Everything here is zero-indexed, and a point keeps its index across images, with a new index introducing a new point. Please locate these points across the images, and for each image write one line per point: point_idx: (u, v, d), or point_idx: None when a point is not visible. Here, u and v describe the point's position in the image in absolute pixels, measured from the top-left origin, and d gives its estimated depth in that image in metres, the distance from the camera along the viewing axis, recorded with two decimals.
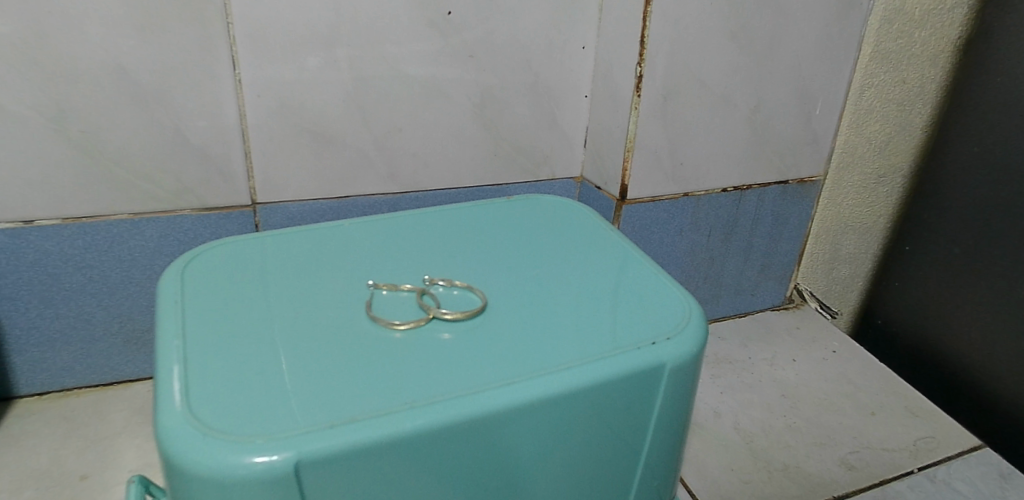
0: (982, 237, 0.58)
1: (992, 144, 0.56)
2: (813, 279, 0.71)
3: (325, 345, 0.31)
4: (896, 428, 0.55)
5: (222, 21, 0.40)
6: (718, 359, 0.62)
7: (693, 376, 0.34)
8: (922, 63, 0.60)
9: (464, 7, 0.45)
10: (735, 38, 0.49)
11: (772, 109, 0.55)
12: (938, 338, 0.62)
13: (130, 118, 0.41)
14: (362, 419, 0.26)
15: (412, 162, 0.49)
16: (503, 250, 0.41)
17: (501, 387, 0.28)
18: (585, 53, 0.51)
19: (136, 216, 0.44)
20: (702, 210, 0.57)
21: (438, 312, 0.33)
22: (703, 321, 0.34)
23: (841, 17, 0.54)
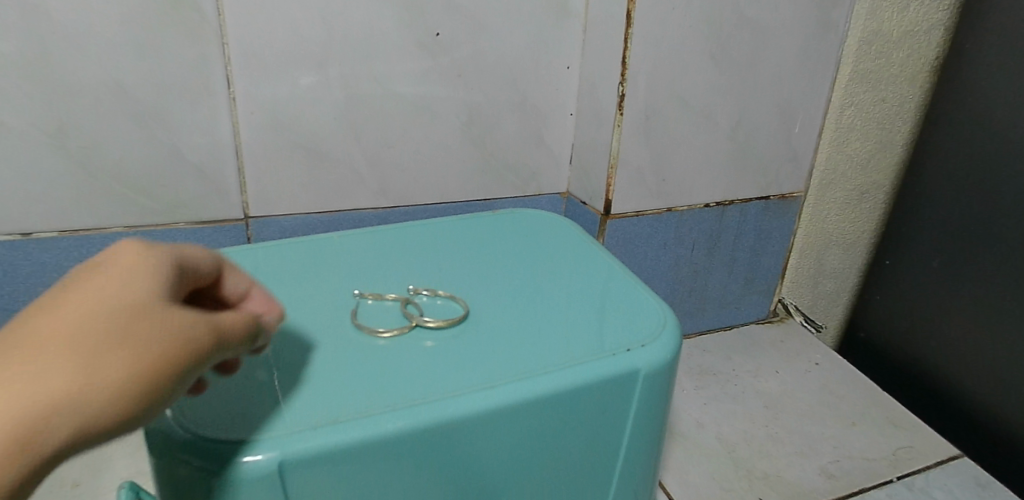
0: (959, 250, 0.60)
1: (968, 159, 0.58)
2: (799, 293, 0.72)
3: (312, 352, 0.32)
4: (876, 438, 0.56)
5: (217, 41, 0.41)
6: (702, 371, 0.63)
7: (668, 382, 0.35)
8: (899, 84, 0.62)
9: (452, 29, 0.47)
10: (714, 59, 0.51)
11: (753, 127, 0.57)
12: (920, 351, 0.64)
13: (128, 134, 0.42)
14: (345, 421, 0.27)
15: (401, 178, 0.51)
16: (490, 261, 0.43)
17: (480, 391, 0.29)
18: (570, 73, 0.53)
19: (131, 229, 0.45)
20: (686, 225, 0.59)
21: (419, 322, 0.34)
22: (677, 329, 0.36)
23: (817, 39, 0.56)
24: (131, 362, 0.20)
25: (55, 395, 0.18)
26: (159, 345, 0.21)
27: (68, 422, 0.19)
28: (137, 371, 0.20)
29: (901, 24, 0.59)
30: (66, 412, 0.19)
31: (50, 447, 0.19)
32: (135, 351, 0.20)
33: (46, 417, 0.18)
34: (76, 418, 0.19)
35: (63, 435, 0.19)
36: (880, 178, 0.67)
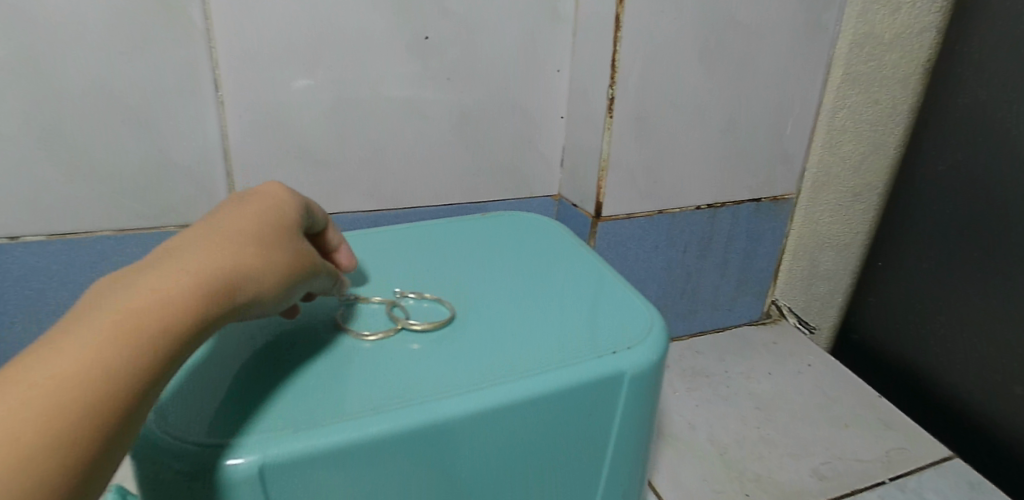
0: (950, 252, 0.60)
1: (959, 162, 0.58)
2: (792, 295, 0.72)
3: (295, 357, 0.32)
4: (869, 440, 0.56)
5: (205, 45, 0.41)
6: (695, 373, 0.63)
7: (654, 385, 0.35)
8: (893, 85, 0.61)
9: (441, 32, 0.47)
10: (704, 61, 0.51)
11: (743, 130, 0.57)
12: (913, 352, 0.64)
13: (115, 137, 0.42)
14: (327, 424, 0.27)
15: (391, 181, 0.51)
16: (478, 264, 0.43)
17: (464, 395, 0.29)
18: (561, 76, 0.53)
19: (120, 232, 0.45)
20: (677, 227, 0.59)
21: (403, 325, 0.35)
22: (664, 332, 0.36)
23: (808, 42, 0.56)
24: (286, 262, 0.28)
25: (247, 266, 0.25)
26: (298, 256, 0.29)
27: (254, 288, 0.25)
28: (288, 270, 0.27)
29: (893, 26, 0.59)
30: (251, 280, 0.25)
31: (237, 309, 0.24)
32: (287, 256, 0.28)
33: (241, 278, 0.25)
34: (255, 287, 0.25)
35: (244, 298, 0.25)
36: (874, 180, 0.66)
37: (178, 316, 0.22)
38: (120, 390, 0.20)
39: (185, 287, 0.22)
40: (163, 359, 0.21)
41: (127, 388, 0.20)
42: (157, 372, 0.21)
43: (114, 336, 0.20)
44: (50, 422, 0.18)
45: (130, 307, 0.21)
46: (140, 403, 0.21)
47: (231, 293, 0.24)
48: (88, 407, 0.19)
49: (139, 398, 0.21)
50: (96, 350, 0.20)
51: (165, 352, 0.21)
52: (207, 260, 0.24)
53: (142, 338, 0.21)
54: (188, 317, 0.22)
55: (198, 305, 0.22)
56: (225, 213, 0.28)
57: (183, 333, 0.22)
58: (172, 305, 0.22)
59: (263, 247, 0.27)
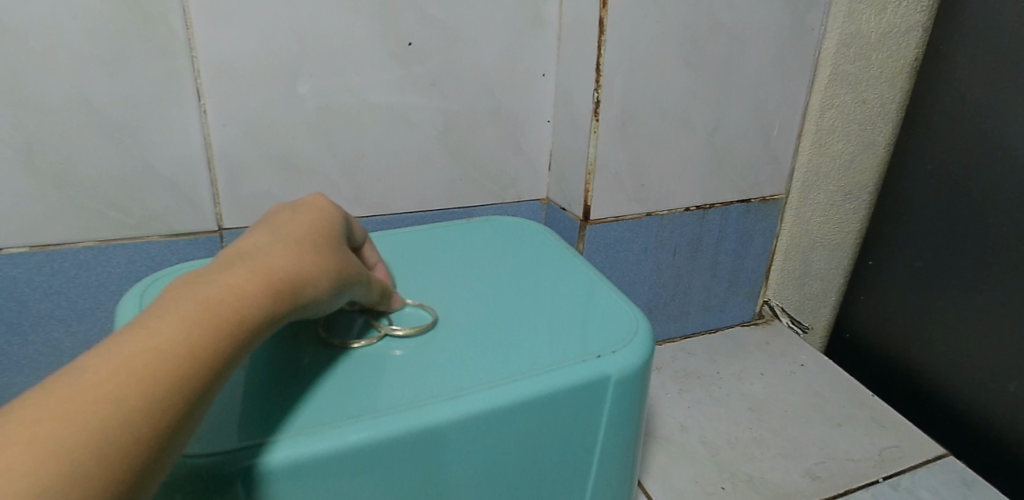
0: (940, 249, 0.60)
1: (947, 160, 0.58)
2: (785, 295, 0.72)
3: (276, 365, 0.31)
4: (861, 439, 0.56)
5: (186, 55, 0.42)
6: (687, 374, 0.63)
7: (640, 388, 0.35)
8: (880, 85, 0.61)
9: (424, 39, 0.47)
10: (689, 64, 0.52)
11: (730, 131, 0.57)
12: (904, 350, 0.64)
13: (96, 148, 0.42)
14: (308, 433, 0.27)
15: (378, 187, 0.51)
16: (466, 270, 0.43)
17: (448, 400, 0.29)
18: (546, 80, 0.53)
19: (103, 243, 0.45)
20: (666, 229, 0.59)
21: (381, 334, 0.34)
22: (649, 334, 0.36)
23: (793, 43, 0.57)
24: (338, 271, 0.30)
25: (308, 272, 0.27)
26: (348, 269, 0.31)
27: (313, 293, 0.27)
28: (340, 279, 0.29)
29: (879, 26, 0.59)
30: (312, 285, 0.27)
31: (298, 310, 0.26)
32: (340, 267, 0.30)
33: (304, 283, 0.26)
34: (313, 292, 0.27)
35: (305, 302, 0.27)
36: (864, 179, 0.66)
37: (254, 312, 0.23)
38: (207, 370, 0.21)
39: (259, 284, 0.24)
40: (238, 351, 0.23)
41: (212, 370, 0.21)
42: (232, 361, 0.22)
43: (204, 320, 0.21)
44: (158, 383, 0.19)
45: (215, 298, 0.22)
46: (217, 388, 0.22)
47: (297, 295, 0.26)
48: (179, 380, 0.20)
49: (218, 383, 0.22)
50: (188, 330, 0.21)
51: (240, 344, 0.23)
52: (275, 263, 0.26)
53: (226, 325, 0.22)
54: (261, 314, 0.24)
55: (269, 303, 0.24)
56: (286, 226, 0.30)
57: (256, 329, 0.23)
58: (250, 299, 0.23)
59: (321, 257, 0.29)
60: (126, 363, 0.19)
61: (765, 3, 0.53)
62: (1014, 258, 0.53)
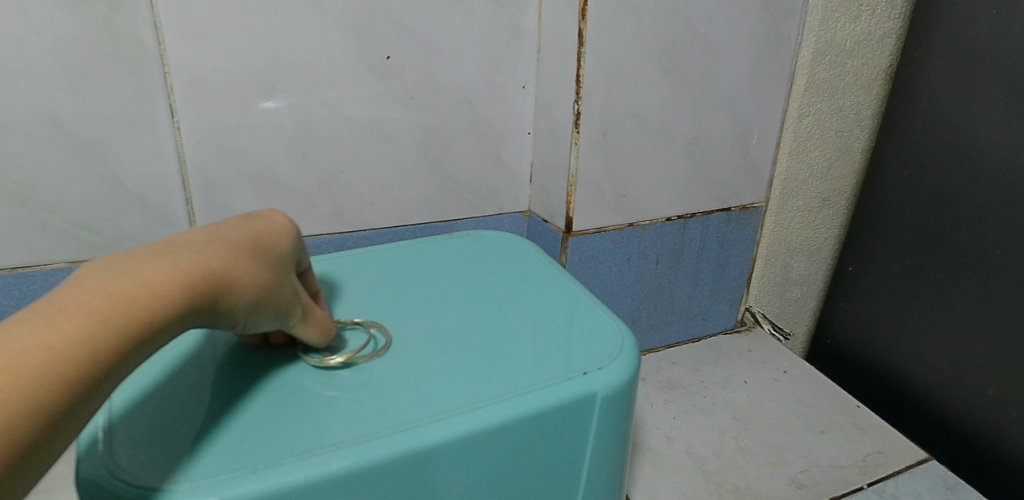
0: (917, 255, 0.61)
1: (921, 168, 0.59)
2: (765, 302, 0.72)
3: (258, 395, 0.31)
4: (845, 445, 0.57)
5: (158, 71, 0.41)
6: (671, 385, 0.63)
7: (627, 403, 0.35)
8: (856, 92, 0.63)
9: (403, 52, 0.47)
10: (668, 75, 0.52)
11: (709, 141, 0.57)
12: (884, 355, 0.65)
13: (65, 168, 0.41)
14: (286, 462, 0.26)
15: (357, 202, 0.50)
16: (447, 287, 0.42)
17: (431, 423, 0.29)
18: (526, 92, 0.53)
19: (73, 265, 0.43)
20: (648, 240, 0.59)
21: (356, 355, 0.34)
22: (635, 349, 0.36)
23: (769, 53, 0.57)
24: (268, 281, 0.29)
25: (232, 278, 0.27)
26: (284, 287, 0.30)
27: (234, 302, 0.27)
28: (269, 291, 0.29)
29: (853, 34, 0.60)
30: (237, 294, 0.27)
31: (214, 316, 0.26)
32: (277, 284, 0.30)
33: (228, 290, 0.26)
34: (237, 301, 0.27)
35: (224, 309, 0.26)
36: (842, 185, 0.67)
37: (167, 314, 0.23)
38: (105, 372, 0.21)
39: (179, 283, 0.24)
40: (140, 351, 0.23)
41: (110, 371, 0.21)
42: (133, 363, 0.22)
43: (111, 321, 0.21)
44: (45, 382, 0.19)
45: (124, 298, 0.22)
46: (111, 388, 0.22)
47: (218, 301, 0.26)
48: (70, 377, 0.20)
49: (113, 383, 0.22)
50: (90, 331, 0.21)
51: (146, 345, 0.23)
52: (203, 263, 0.26)
53: (134, 328, 0.22)
54: (174, 316, 0.24)
55: (185, 304, 0.24)
56: (228, 230, 0.30)
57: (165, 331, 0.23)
58: (164, 300, 0.23)
59: (259, 268, 0.29)
60: (17, 359, 0.19)
61: (741, 15, 0.53)
62: (991, 264, 0.54)
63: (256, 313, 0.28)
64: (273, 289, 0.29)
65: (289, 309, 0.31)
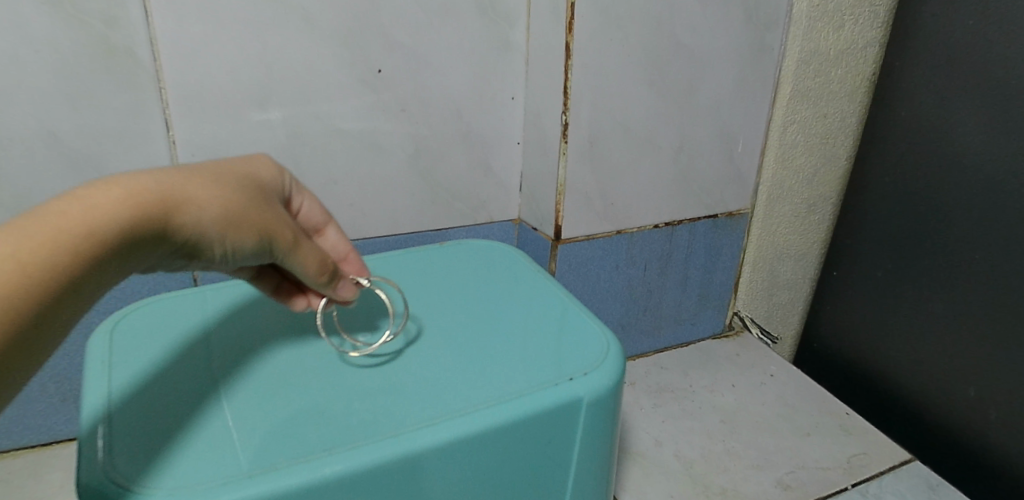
0: (899, 260, 0.62)
1: (902, 175, 0.61)
2: (753, 306, 0.73)
3: (255, 401, 0.31)
4: (830, 447, 0.58)
5: (154, 87, 0.42)
6: (660, 389, 0.64)
7: (613, 408, 0.36)
8: (840, 100, 0.64)
9: (393, 66, 0.48)
10: (654, 86, 0.53)
11: (695, 150, 0.59)
12: (869, 357, 0.66)
13: (62, 182, 0.41)
14: (281, 467, 0.27)
15: (349, 212, 0.51)
16: (441, 295, 0.43)
17: (422, 428, 0.30)
18: (515, 103, 0.54)
19: None
20: (636, 247, 0.60)
21: (391, 327, 0.39)
22: (620, 355, 0.37)
23: (754, 63, 0.59)
24: (239, 199, 0.27)
25: (188, 192, 0.25)
26: (265, 209, 0.29)
27: (194, 217, 0.25)
28: (240, 209, 0.27)
29: (836, 43, 0.61)
30: (199, 209, 0.26)
31: (173, 231, 0.25)
32: (255, 205, 0.28)
33: (186, 204, 0.25)
34: (199, 218, 0.26)
35: (184, 224, 0.25)
36: (828, 191, 0.69)
37: (104, 230, 0.22)
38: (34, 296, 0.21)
39: (118, 195, 0.23)
40: (84, 270, 0.22)
41: (53, 289, 0.21)
42: (72, 282, 0.22)
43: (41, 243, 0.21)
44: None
45: (59, 218, 0.21)
46: (53, 315, 0.22)
47: (173, 216, 0.25)
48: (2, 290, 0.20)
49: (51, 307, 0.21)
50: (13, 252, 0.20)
51: (83, 264, 0.22)
52: (150, 178, 0.25)
53: (68, 248, 0.21)
54: (113, 230, 0.23)
55: (128, 217, 0.23)
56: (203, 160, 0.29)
57: (106, 247, 0.23)
58: (104, 212, 0.22)
59: (230, 187, 0.27)
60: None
61: (724, 27, 0.55)
62: (971, 268, 0.55)
63: (232, 235, 0.27)
64: (253, 211, 0.28)
65: (278, 235, 0.29)
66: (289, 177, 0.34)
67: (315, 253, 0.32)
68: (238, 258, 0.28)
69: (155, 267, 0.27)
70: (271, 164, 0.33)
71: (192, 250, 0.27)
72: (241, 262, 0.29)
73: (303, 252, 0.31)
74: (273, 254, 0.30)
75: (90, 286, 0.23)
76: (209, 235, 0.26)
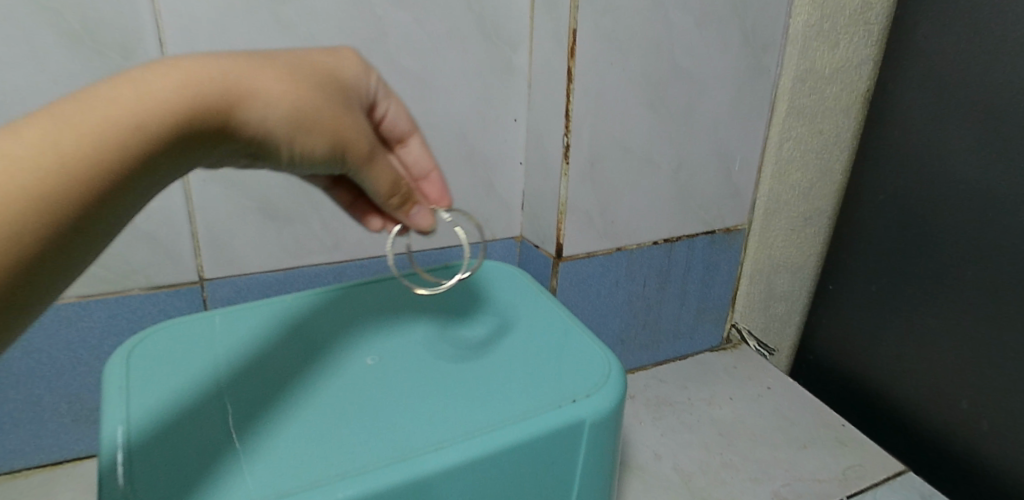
0: (893, 276, 0.63)
1: (896, 192, 0.62)
2: (751, 319, 0.74)
3: (269, 429, 0.33)
4: (826, 459, 0.59)
5: None
6: (659, 402, 0.65)
7: (615, 428, 0.37)
8: (835, 116, 0.66)
9: (400, 90, 0.49)
10: (653, 108, 0.54)
11: (693, 169, 0.60)
12: (864, 370, 0.67)
13: None
14: (294, 493, 0.28)
15: (355, 232, 0.52)
16: (446, 319, 0.44)
17: (431, 452, 0.31)
18: (517, 125, 0.55)
19: (84, 298, 0.45)
20: (635, 263, 0.61)
21: (398, 353, 0.40)
22: (621, 376, 0.38)
23: (750, 84, 0.60)
24: (307, 96, 0.26)
25: (253, 85, 0.25)
26: (335, 110, 0.28)
27: (257, 112, 0.25)
28: (307, 108, 0.26)
29: (832, 62, 0.63)
30: (266, 106, 0.25)
31: (237, 124, 0.24)
32: (325, 105, 0.27)
33: (252, 98, 0.25)
34: (265, 114, 0.25)
35: (248, 120, 0.25)
36: (823, 205, 0.70)
37: (157, 121, 0.22)
38: (83, 187, 0.21)
39: (179, 83, 0.23)
40: (146, 160, 0.22)
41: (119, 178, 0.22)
42: (126, 174, 0.22)
43: (86, 131, 0.20)
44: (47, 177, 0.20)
45: (107, 106, 0.21)
46: (110, 207, 0.22)
47: (238, 112, 0.24)
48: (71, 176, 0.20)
49: (105, 198, 0.22)
50: (60, 140, 0.20)
51: (135, 156, 0.22)
52: (216, 67, 0.24)
53: (116, 138, 0.21)
54: (168, 123, 0.22)
55: (188, 111, 0.23)
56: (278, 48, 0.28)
57: (159, 142, 0.22)
58: (165, 101, 0.22)
59: (304, 85, 0.26)
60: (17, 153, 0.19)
61: (722, 50, 0.56)
62: (963, 285, 0.57)
63: (300, 138, 0.26)
64: (325, 114, 0.27)
65: (349, 145, 0.28)
66: (378, 82, 0.33)
67: (383, 171, 0.31)
68: (306, 163, 0.28)
69: (222, 162, 0.27)
70: (356, 59, 0.31)
71: (259, 151, 0.27)
72: (308, 167, 0.29)
73: (372, 167, 0.30)
74: (343, 163, 0.29)
75: (148, 179, 0.23)
76: (274, 131, 0.26)
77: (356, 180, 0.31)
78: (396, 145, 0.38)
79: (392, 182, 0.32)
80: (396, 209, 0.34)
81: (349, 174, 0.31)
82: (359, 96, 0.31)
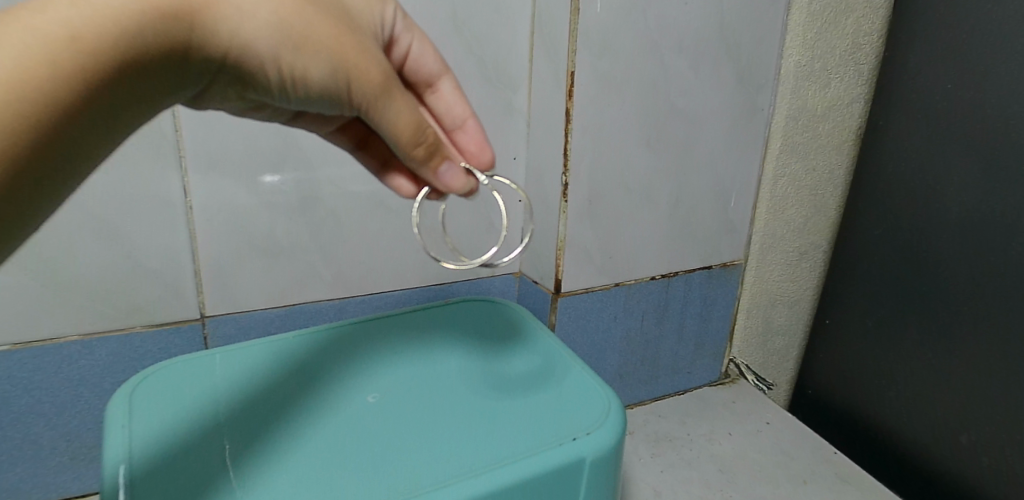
0: (890, 312, 0.63)
1: (889, 227, 0.63)
2: (748, 352, 0.75)
3: (270, 465, 0.33)
4: (827, 495, 0.58)
5: (174, 154, 0.44)
6: (659, 438, 0.65)
7: (615, 467, 0.37)
8: (828, 152, 0.66)
9: None
10: (649, 146, 0.55)
11: (690, 205, 0.61)
12: (863, 406, 0.67)
13: (85, 246, 0.43)
14: None
15: (357, 269, 0.52)
16: (448, 356, 0.44)
17: (431, 491, 0.31)
18: (516, 163, 0.58)
19: (86, 336, 0.45)
20: (634, 299, 0.62)
21: (400, 391, 0.40)
22: (621, 413, 0.38)
23: (745, 122, 0.61)
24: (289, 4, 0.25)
25: None
26: (326, 24, 0.27)
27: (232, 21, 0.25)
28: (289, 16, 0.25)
29: (824, 99, 0.64)
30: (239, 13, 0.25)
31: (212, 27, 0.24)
32: (315, 17, 0.26)
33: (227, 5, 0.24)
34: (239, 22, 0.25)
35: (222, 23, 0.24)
36: (820, 239, 0.70)
37: (110, 30, 0.22)
38: (30, 107, 0.21)
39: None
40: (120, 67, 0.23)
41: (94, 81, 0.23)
42: (78, 93, 0.22)
43: (20, 48, 0.20)
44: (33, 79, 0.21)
45: (41, 21, 0.21)
46: (75, 116, 0.23)
47: (207, 17, 0.24)
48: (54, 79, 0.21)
49: (60, 118, 0.22)
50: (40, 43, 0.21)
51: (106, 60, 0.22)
52: None
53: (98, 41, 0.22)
54: (114, 36, 0.22)
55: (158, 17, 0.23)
56: None
57: (118, 55, 0.23)
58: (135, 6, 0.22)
59: None
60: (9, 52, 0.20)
61: (716, 89, 0.57)
62: (958, 320, 0.57)
63: (288, 54, 0.26)
64: (318, 29, 0.26)
65: (353, 72, 0.27)
66: (396, 12, 0.32)
67: (401, 107, 0.30)
68: (302, 88, 0.27)
69: (219, 79, 0.27)
70: None
71: (247, 68, 0.26)
72: (308, 94, 0.28)
73: (385, 100, 0.29)
74: (349, 94, 0.28)
75: (116, 89, 0.24)
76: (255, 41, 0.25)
77: (371, 119, 0.30)
78: (427, 90, 0.37)
79: (413, 124, 0.31)
80: (423, 164, 0.33)
81: (366, 113, 0.30)
82: (369, 23, 0.30)
